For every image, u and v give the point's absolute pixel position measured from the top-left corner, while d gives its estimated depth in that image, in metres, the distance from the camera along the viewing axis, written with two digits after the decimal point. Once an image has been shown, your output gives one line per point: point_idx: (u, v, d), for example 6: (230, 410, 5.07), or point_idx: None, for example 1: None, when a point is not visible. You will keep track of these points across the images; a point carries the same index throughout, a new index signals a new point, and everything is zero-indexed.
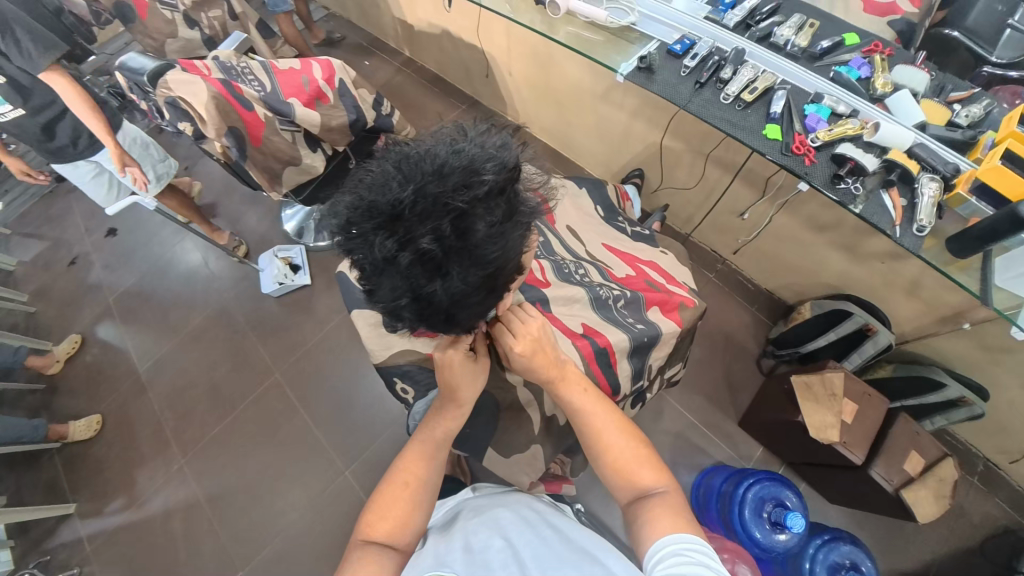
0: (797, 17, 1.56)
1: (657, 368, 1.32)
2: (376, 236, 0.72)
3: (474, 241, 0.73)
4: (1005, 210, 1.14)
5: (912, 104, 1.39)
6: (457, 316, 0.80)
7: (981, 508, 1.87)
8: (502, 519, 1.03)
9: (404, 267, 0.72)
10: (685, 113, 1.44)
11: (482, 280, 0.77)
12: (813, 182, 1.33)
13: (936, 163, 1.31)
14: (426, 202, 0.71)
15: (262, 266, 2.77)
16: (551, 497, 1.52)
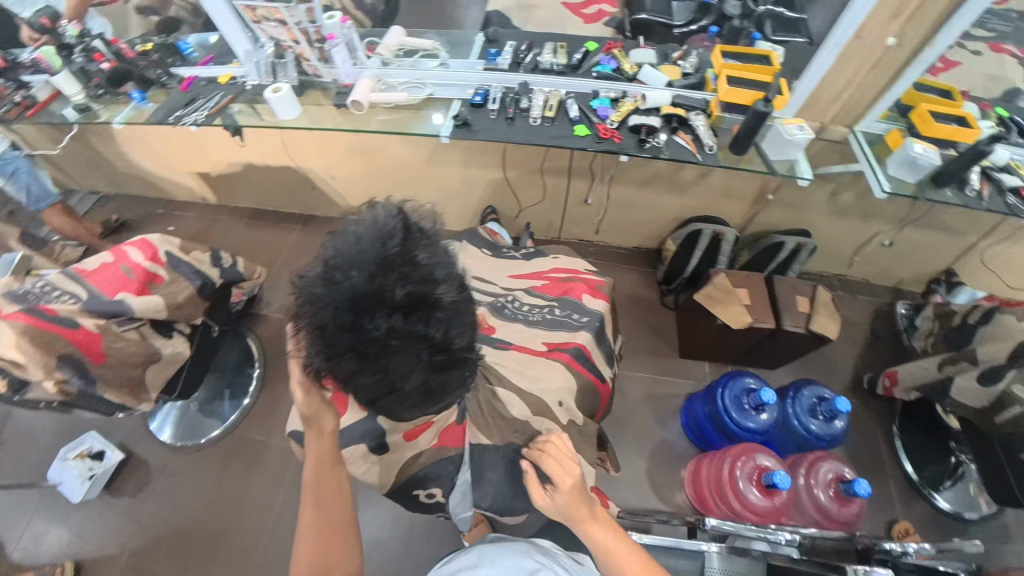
0: (548, 45, 1.94)
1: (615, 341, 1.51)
2: (360, 329, 0.77)
3: (429, 266, 0.81)
4: (752, 112, 1.57)
5: (656, 73, 1.84)
6: (463, 333, 0.85)
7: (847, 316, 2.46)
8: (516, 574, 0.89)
9: (404, 330, 0.77)
10: (514, 145, 1.66)
11: (455, 295, 0.84)
12: (630, 152, 1.65)
13: (693, 103, 1.76)
14: (372, 272, 0.77)
15: (54, 480, 2.07)
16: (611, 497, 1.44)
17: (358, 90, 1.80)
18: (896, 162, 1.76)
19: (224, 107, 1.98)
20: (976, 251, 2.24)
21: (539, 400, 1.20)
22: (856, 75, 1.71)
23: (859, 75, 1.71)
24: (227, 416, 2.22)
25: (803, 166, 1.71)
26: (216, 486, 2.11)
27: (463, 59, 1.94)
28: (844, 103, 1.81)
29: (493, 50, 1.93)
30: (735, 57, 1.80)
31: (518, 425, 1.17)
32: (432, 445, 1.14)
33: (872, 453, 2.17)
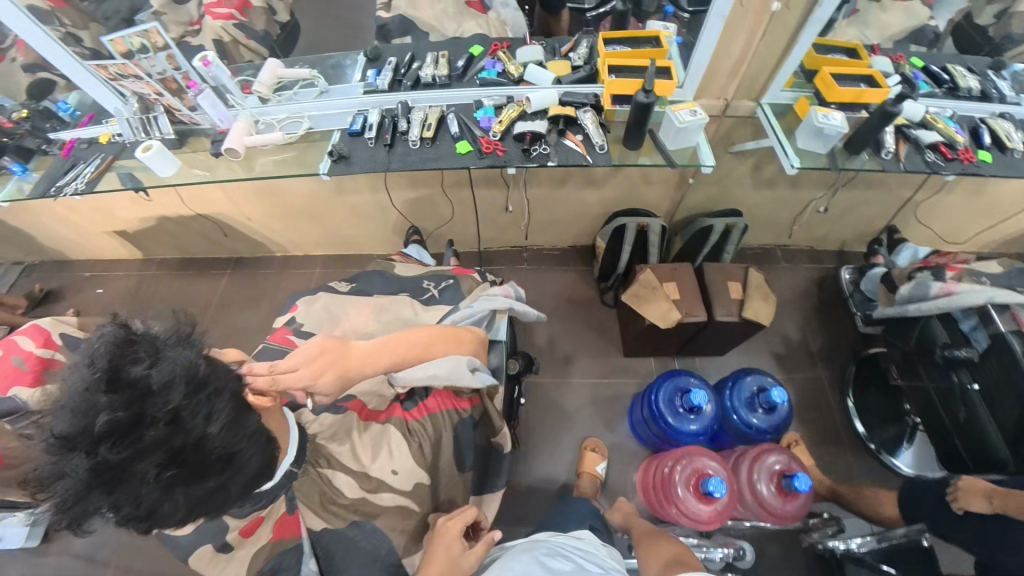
0: (429, 56, 1.85)
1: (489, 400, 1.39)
2: (68, 476, 0.67)
3: (143, 381, 0.70)
4: (635, 104, 1.46)
5: (541, 71, 1.75)
6: (212, 435, 0.75)
7: (785, 287, 2.45)
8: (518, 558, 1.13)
9: (119, 464, 0.67)
10: (394, 173, 1.58)
11: (188, 398, 0.73)
12: (515, 164, 1.56)
13: (581, 98, 1.66)
14: (71, 411, 0.68)
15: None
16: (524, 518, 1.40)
17: (231, 136, 1.69)
18: (804, 134, 1.67)
19: (107, 169, 1.87)
20: (912, 204, 2.23)
21: (375, 479, 1.14)
22: (750, 50, 1.59)
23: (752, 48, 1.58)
24: None
25: (705, 150, 1.61)
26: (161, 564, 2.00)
27: (343, 86, 1.85)
28: (745, 74, 1.68)
29: (372, 70, 1.85)
30: (622, 44, 1.72)
31: (355, 504, 1.12)
32: (269, 540, 1.03)
33: (826, 423, 2.11)
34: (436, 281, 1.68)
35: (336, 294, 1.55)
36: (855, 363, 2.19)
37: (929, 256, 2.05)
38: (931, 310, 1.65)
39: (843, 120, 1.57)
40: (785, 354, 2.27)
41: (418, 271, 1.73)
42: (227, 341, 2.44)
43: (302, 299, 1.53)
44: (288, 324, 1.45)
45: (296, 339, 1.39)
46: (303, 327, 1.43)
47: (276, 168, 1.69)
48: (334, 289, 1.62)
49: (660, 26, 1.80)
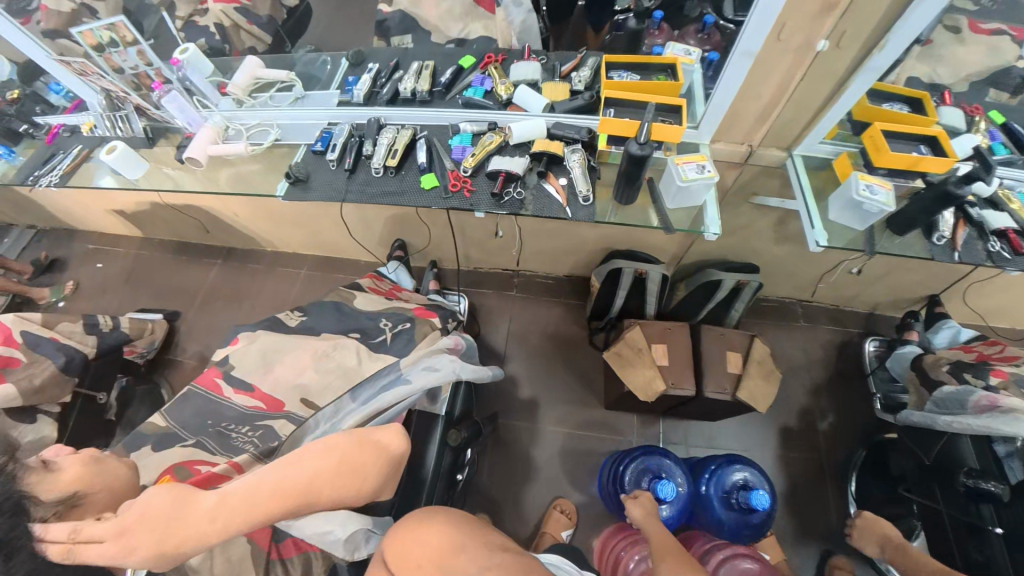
0: (414, 65, 1.69)
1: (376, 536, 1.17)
2: None
3: None
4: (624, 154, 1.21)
5: (532, 94, 1.53)
6: None
7: (801, 350, 2.18)
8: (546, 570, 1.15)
9: None
10: (349, 204, 1.45)
11: None
12: (482, 208, 1.36)
13: (571, 132, 1.42)
14: None
15: None
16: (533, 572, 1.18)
17: (194, 143, 1.61)
18: (838, 205, 1.37)
19: (82, 163, 1.80)
20: (968, 277, 1.89)
21: None
22: (783, 94, 1.28)
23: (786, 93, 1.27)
24: None
25: (712, 213, 1.34)
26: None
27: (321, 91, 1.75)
28: (776, 120, 1.36)
29: (350, 77, 1.72)
30: (628, 71, 1.45)
31: None
32: None
33: (823, 516, 1.88)
34: (393, 322, 1.58)
35: (279, 332, 1.45)
36: (866, 449, 1.93)
37: (972, 344, 1.75)
38: (966, 429, 1.40)
39: (891, 196, 1.26)
40: (788, 429, 2.03)
41: (377, 307, 1.64)
42: (208, 336, 2.42)
43: (242, 333, 1.43)
44: (220, 363, 1.36)
45: (221, 382, 1.30)
46: (231, 370, 1.33)
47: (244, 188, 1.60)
48: (282, 322, 1.51)
49: (680, 49, 1.52)
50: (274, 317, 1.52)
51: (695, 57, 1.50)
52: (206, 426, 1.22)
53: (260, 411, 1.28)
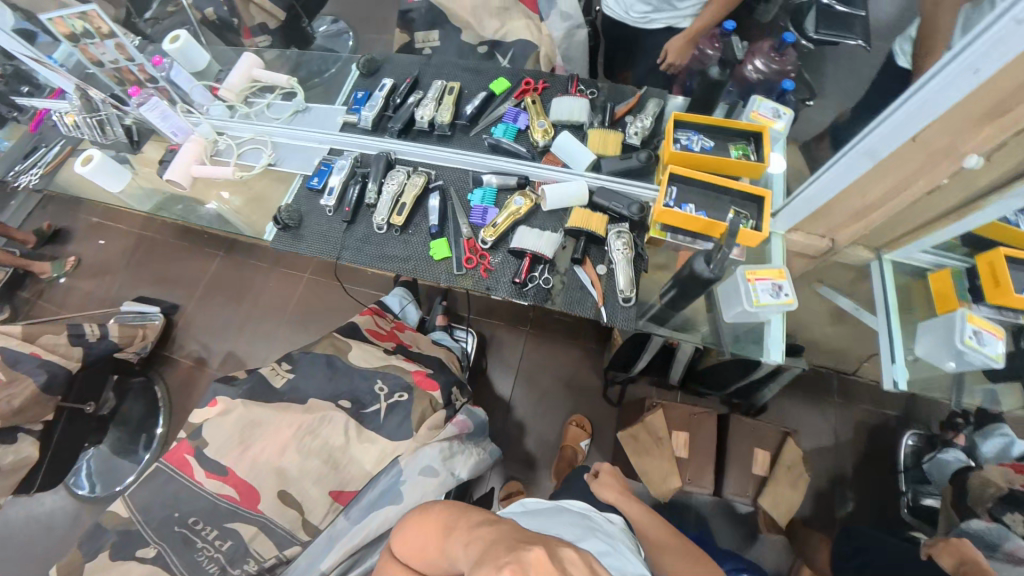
0: (435, 87, 1.42)
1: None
2: None
3: None
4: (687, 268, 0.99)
5: (577, 145, 1.25)
6: None
7: (834, 429, 1.98)
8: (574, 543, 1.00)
9: None
10: (344, 263, 1.26)
11: None
12: (499, 294, 1.15)
13: (619, 206, 1.18)
14: None
15: None
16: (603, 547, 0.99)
17: (176, 163, 1.40)
18: (929, 339, 1.15)
19: (64, 161, 1.62)
20: None
21: None
22: (897, 200, 1.02)
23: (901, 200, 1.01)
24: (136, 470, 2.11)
25: (775, 334, 1.06)
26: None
27: (326, 106, 1.51)
28: (874, 222, 1.11)
29: (360, 93, 1.46)
30: (701, 132, 1.18)
31: None
32: None
33: None
34: (390, 387, 1.43)
35: (261, 399, 1.31)
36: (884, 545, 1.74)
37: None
38: None
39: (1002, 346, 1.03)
40: (808, 517, 1.87)
41: (375, 363, 1.48)
42: (207, 335, 2.32)
43: (222, 396, 1.30)
44: (193, 432, 1.24)
45: (191, 462, 1.19)
46: (204, 446, 1.21)
47: (235, 227, 1.44)
48: (268, 382, 1.37)
49: (767, 107, 1.25)
50: (260, 375, 1.38)
51: (783, 121, 1.23)
52: (173, 519, 1.15)
53: (230, 499, 1.18)
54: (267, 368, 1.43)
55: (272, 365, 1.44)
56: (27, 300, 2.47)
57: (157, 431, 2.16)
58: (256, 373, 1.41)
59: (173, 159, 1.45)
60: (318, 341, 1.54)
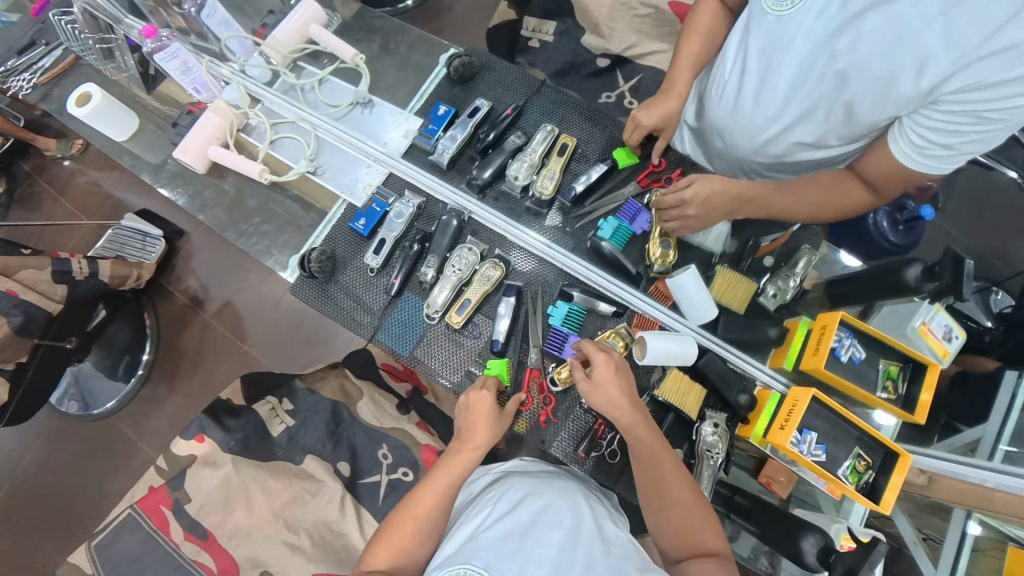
0: (540, 134, 1.08)
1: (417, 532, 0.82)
2: None
3: None
4: (807, 535, 0.86)
5: (701, 294, 0.98)
6: None
7: None
8: (549, 515, 0.78)
9: None
10: (377, 346, 1.04)
11: None
12: (556, 450, 0.97)
13: (727, 387, 0.97)
14: None
15: None
16: (586, 521, 0.78)
17: (190, 139, 1.15)
18: None
19: (66, 72, 1.33)
20: None
21: None
22: None
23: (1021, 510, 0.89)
24: (126, 391, 1.93)
25: None
26: (70, 481, 1.89)
27: (391, 107, 1.19)
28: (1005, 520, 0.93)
29: (441, 109, 1.12)
30: (855, 336, 0.97)
31: None
32: None
33: None
34: (395, 458, 1.30)
35: (254, 454, 1.20)
36: None
37: None
38: None
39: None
40: None
41: (385, 423, 1.35)
42: (208, 273, 2.06)
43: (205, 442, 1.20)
44: (173, 475, 1.15)
45: (169, 518, 1.10)
46: (184, 500, 1.12)
47: (267, 245, 1.19)
48: (264, 428, 1.26)
49: (940, 321, 1.03)
50: (256, 417, 1.27)
51: (951, 345, 1.03)
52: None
53: (206, 568, 1.08)
54: (264, 406, 1.30)
55: (271, 403, 1.32)
56: (26, 173, 2.11)
57: (143, 356, 1.95)
58: (252, 412, 1.28)
59: (189, 127, 1.19)
60: (326, 379, 1.39)
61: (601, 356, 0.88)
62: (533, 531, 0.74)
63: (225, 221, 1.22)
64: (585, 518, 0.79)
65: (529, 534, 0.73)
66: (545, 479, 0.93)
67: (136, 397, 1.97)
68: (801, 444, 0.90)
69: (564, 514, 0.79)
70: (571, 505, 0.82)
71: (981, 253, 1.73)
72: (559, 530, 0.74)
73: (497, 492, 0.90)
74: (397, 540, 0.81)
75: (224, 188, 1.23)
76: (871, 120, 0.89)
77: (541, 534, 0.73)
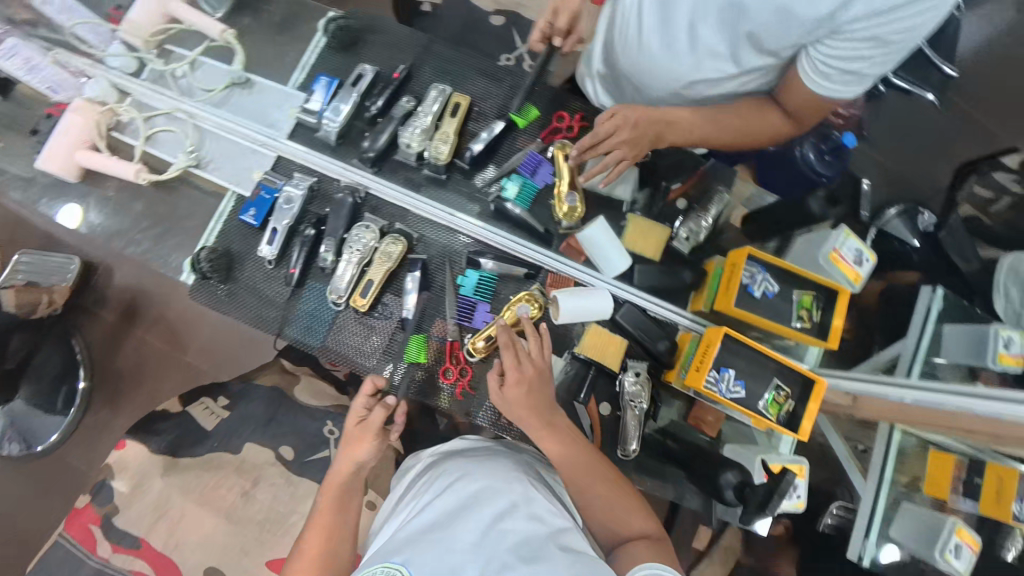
0: (431, 94, 1.01)
1: (339, 508, 0.81)
2: None
3: None
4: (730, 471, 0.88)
5: (612, 244, 0.96)
6: None
7: None
8: (477, 500, 0.69)
9: None
10: (288, 340, 0.99)
11: None
12: (482, 420, 0.96)
13: (647, 336, 0.96)
14: None
15: None
16: (522, 508, 0.69)
17: (53, 145, 1.06)
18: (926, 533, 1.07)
19: None
20: None
21: None
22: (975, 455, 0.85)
23: (929, 420, 0.90)
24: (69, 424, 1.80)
25: None
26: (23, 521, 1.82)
27: (272, 85, 1.10)
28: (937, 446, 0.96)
29: (322, 80, 1.04)
30: (767, 270, 0.96)
31: None
32: None
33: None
34: (342, 431, 1.28)
35: (187, 466, 1.15)
36: None
37: None
38: None
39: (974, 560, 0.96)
40: None
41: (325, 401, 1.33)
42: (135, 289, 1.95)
43: (130, 462, 1.15)
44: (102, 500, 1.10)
45: (96, 534, 1.08)
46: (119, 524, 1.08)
47: (158, 250, 1.09)
48: (198, 424, 1.22)
49: (851, 246, 0.99)
50: (188, 423, 1.22)
51: (863, 269, 1.01)
52: None
53: None
54: (199, 406, 1.26)
55: (206, 401, 1.27)
56: None
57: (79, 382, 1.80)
58: (185, 413, 1.24)
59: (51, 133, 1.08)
60: (261, 372, 1.35)
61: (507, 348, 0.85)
62: (454, 519, 0.66)
63: (110, 229, 1.11)
64: (518, 499, 0.70)
65: (447, 524, 0.66)
66: (482, 453, 0.87)
67: (79, 428, 1.84)
68: (719, 382, 0.90)
69: (496, 497, 0.70)
70: (514, 491, 0.72)
71: (904, 173, 1.76)
72: (482, 520, 0.65)
73: (435, 471, 0.84)
74: (320, 517, 0.79)
75: (106, 194, 1.13)
76: (775, 47, 0.81)
77: (462, 522, 0.65)
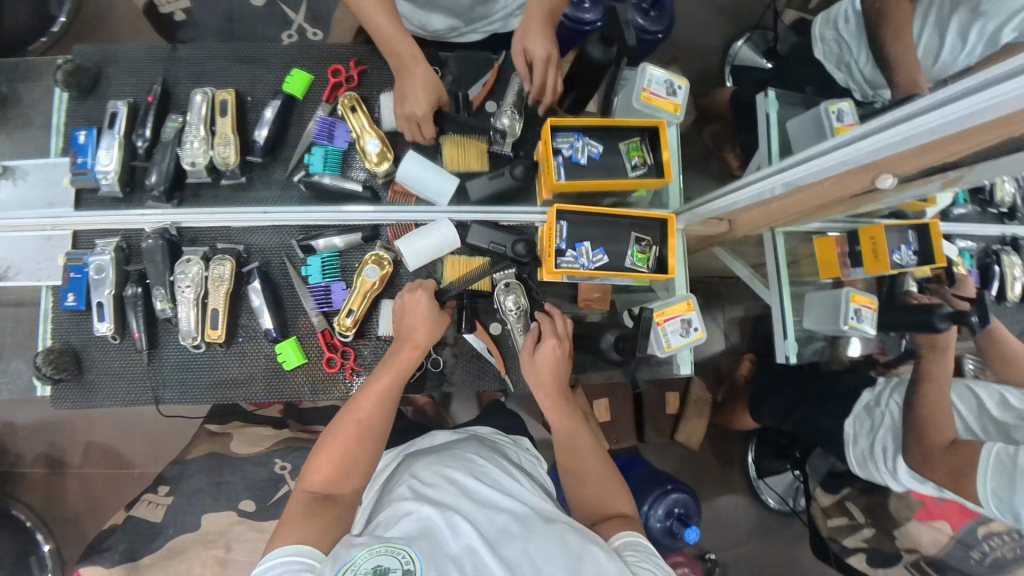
0: (195, 101, 0.94)
1: (384, 399, 0.84)
2: None
3: None
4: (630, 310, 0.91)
5: (433, 172, 0.95)
6: None
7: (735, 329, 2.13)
8: (479, 475, 0.75)
9: None
10: (169, 402, 0.95)
11: None
12: None
13: (503, 245, 0.96)
14: None
15: None
16: (528, 488, 0.77)
17: None
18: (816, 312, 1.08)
19: None
20: None
21: None
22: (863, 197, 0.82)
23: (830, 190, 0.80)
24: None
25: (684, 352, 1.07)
26: None
27: (34, 163, 1.01)
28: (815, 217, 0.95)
29: (80, 135, 0.95)
30: (585, 135, 0.96)
31: None
32: None
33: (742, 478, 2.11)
34: (294, 462, 1.28)
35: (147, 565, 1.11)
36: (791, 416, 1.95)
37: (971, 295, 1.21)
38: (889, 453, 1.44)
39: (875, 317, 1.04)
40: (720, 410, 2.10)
41: (267, 444, 1.31)
42: None
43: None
44: None
45: None
46: None
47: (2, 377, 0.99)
48: (144, 522, 1.16)
49: (659, 80, 1.00)
50: (135, 521, 1.17)
51: (679, 97, 1.02)
52: None
53: None
54: (142, 504, 1.20)
55: (147, 497, 1.21)
56: None
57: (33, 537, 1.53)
58: (129, 517, 1.18)
59: None
60: (194, 445, 1.31)
61: (551, 341, 0.91)
62: (468, 491, 0.70)
63: None
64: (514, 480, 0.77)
65: (463, 497, 0.69)
66: (454, 447, 0.87)
67: None
68: (578, 258, 0.93)
69: (501, 476, 0.77)
70: (510, 474, 0.79)
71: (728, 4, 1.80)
72: (498, 492, 0.71)
73: (407, 464, 0.84)
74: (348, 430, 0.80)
75: None
76: None
77: (475, 493, 0.70)
